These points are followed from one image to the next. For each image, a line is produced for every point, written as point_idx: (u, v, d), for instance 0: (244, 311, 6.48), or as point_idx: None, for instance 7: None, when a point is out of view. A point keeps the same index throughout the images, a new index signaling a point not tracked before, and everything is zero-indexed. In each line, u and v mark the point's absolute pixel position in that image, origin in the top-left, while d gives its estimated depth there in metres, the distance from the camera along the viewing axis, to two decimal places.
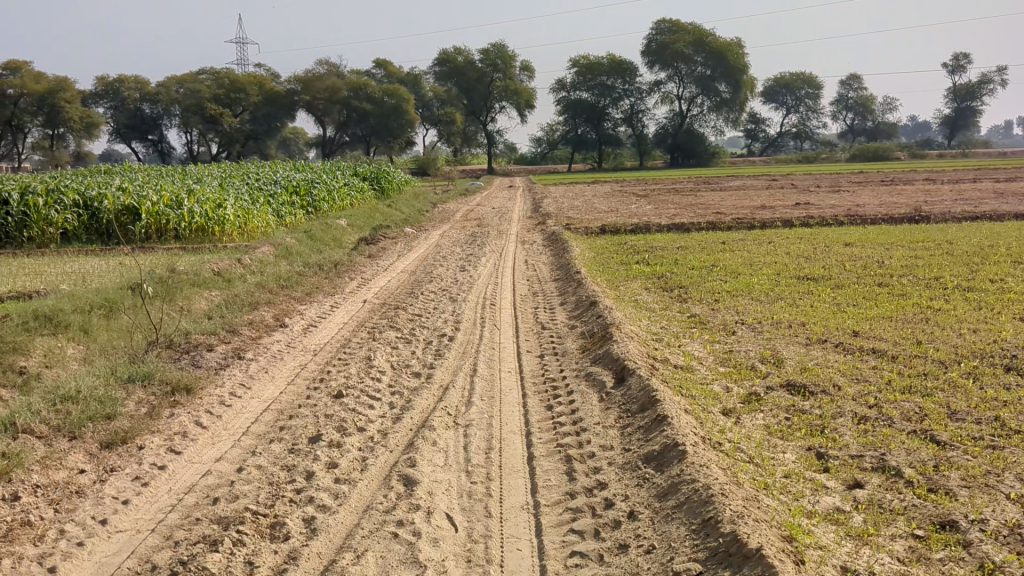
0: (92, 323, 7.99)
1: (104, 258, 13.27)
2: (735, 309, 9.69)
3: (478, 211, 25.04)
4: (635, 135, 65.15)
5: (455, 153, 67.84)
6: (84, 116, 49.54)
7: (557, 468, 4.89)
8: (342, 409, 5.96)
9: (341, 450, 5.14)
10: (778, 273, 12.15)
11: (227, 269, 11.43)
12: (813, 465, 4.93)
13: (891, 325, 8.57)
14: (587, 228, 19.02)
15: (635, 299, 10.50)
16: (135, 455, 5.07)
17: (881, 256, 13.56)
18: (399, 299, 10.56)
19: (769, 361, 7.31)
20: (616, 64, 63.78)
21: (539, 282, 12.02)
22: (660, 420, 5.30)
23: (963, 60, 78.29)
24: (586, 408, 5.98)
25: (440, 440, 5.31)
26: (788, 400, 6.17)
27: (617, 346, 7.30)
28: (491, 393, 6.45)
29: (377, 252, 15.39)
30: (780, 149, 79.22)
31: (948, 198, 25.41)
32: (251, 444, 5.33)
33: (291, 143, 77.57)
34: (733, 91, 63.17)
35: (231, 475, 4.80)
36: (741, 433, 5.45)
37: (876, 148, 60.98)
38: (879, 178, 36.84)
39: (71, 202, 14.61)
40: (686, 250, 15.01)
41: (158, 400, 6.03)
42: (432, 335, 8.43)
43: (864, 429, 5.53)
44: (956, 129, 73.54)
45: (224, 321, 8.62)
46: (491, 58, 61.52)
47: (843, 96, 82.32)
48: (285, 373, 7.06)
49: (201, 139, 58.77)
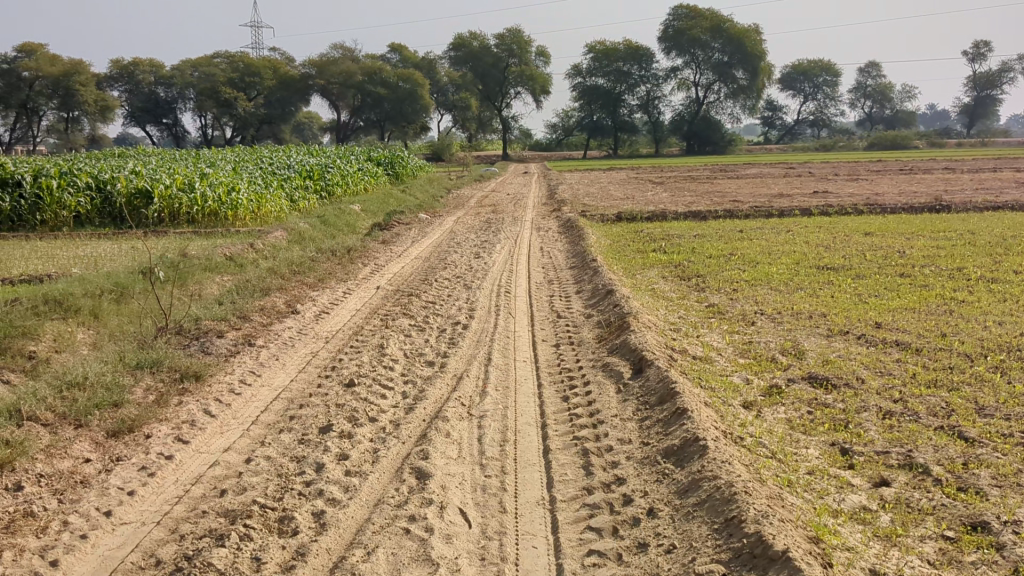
0: (102, 307, 7.91)
1: (116, 243, 13.20)
2: (754, 299, 9.53)
3: (493, 197, 24.91)
4: (651, 122, 64.75)
5: (470, 138, 67.70)
6: (99, 100, 49.59)
7: (573, 462, 4.75)
8: (354, 398, 5.84)
9: (352, 441, 5.02)
10: (798, 263, 11.96)
11: (239, 254, 11.33)
12: (838, 462, 4.78)
13: (914, 317, 8.39)
14: (603, 215, 18.83)
15: (652, 288, 10.35)
16: (142, 444, 4.96)
17: (902, 246, 13.34)
18: (413, 286, 10.44)
19: (790, 352, 7.15)
20: (632, 50, 63.40)
21: (555, 269, 11.88)
22: (680, 414, 5.15)
23: (984, 47, 77.36)
24: (603, 400, 5.84)
25: (454, 431, 5.19)
26: (809, 393, 6.02)
27: (634, 336, 7.15)
28: (506, 383, 6.32)
29: (391, 238, 15.28)
30: (797, 136, 78.68)
31: (969, 187, 25.05)
32: (260, 434, 5.22)
33: (306, 128, 77.59)
34: (750, 79, 62.57)
35: (240, 466, 4.69)
36: (762, 427, 5.30)
37: (894, 136, 60.40)
38: (897, 166, 36.39)
39: (84, 185, 14.53)
40: (703, 238, 14.83)
41: (167, 388, 5.93)
42: (445, 322, 8.30)
43: (889, 424, 5.37)
44: (976, 118, 72.65)
45: (235, 307, 8.52)
46: (507, 42, 60.87)
47: (861, 84, 81.56)
48: (296, 360, 6.96)
49: (216, 123, 58.72)
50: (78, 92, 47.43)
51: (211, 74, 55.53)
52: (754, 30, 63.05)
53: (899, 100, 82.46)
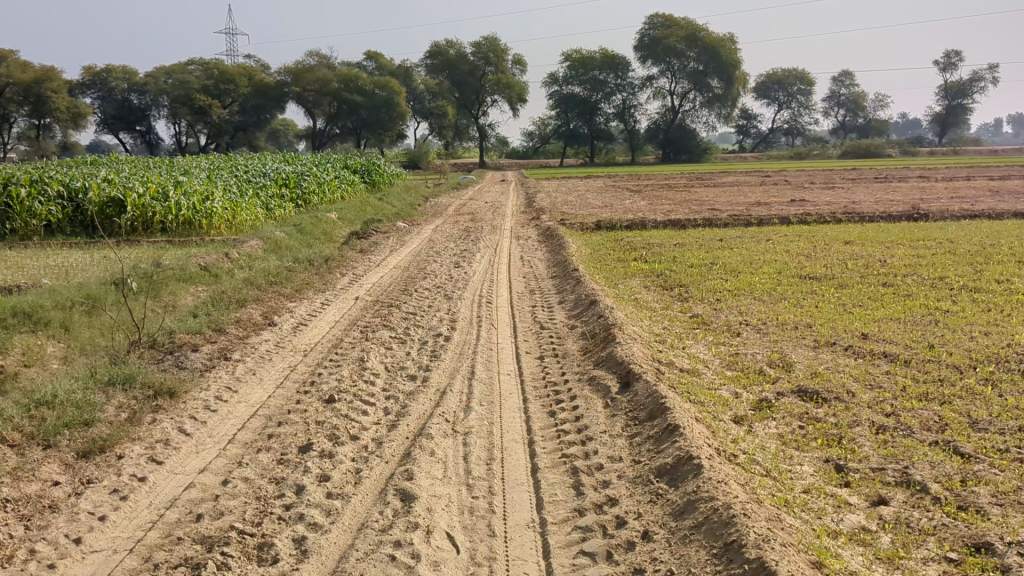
0: (72, 321, 7.68)
1: (88, 252, 12.93)
2: (738, 309, 9.42)
3: (471, 205, 24.78)
4: (627, 130, 64.87)
5: (446, 146, 67.41)
6: (71, 106, 48.99)
7: (563, 481, 4.60)
8: (334, 415, 5.66)
9: (333, 461, 4.84)
10: (779, 272, 11.87)
11: (214, 263, 11.11)
12: (833, 479, 4.66)
13: (900, 328, 8.31)
14: (582, 223, 18.72)
15: (635, 298, 10.22)
16: (114, 466, 4.77)
17: (882, 255, 13.31)
18: (393, 296, 10.26)
19: (778, 365, 7.03)
20: (609, 59, 63.41)
21: (536, 279, 11.73)
22: (672, 430, 5.01)
23: (955, 57, 78.16)
24: (591, 416, 5.69)
25: (439, 450, 5.03)
26: (800, 407, 5.90)
27: (621, 349, 7.01)
28: (491, 398, 6.16)
29: (369, 247, 15.11)
30: (772, 145, 79.10)
31: (944, 196, 25.19)
32: (237, 454, 5.03)
33: (280, 135, 77.13)
34: (725, 87, 62.84)
35: (216, 488, 4.50)
36: (755, 443, 5.17)
37: (867, 144, 60.84)
38: (871, 174, 36.51)
39: (55, 193, 14.25)
40: (683, 247, 14.74)
41: (139, 405, 5.73)
42: (427, 335, 8.13)
43: (883, 439, 5.26)
44: (947, 127, 73.41)
45: (210, 320, 8.31)
46: (483, 52, 60.57)
47: (835, 93, 82.16)
48: (274, 375, 6.77)
49: (189, 131, 58.19)
50: (49, 99, 46.81)
51: (185, 81, 55.05)
52: (728, 39, 63.38)
53: (872, 109, 83.16)
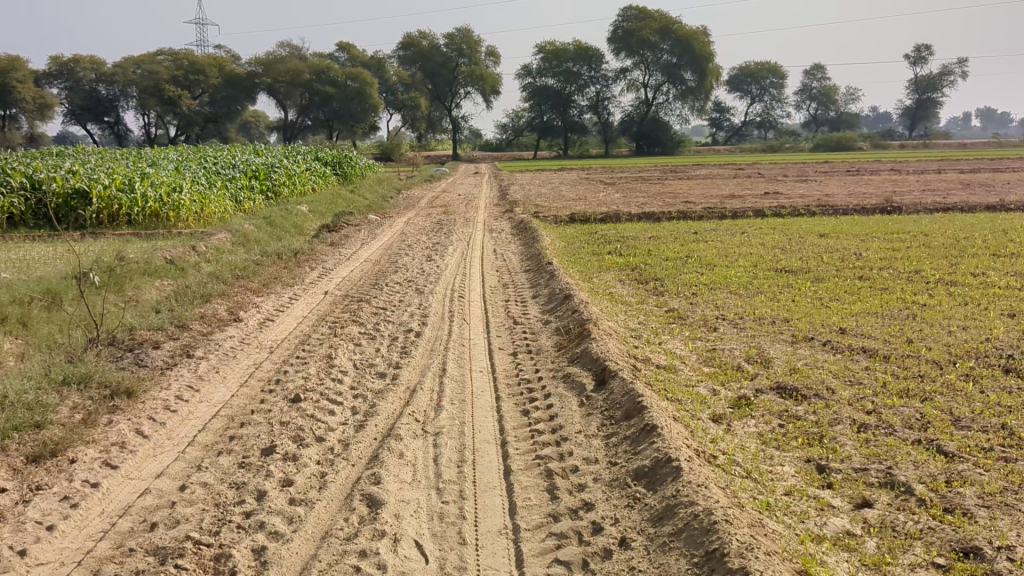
0: (31, 316, 7.41)
1: (51, 246, 12.59)
2: (714, 303, 9.29)
3: (444, 198, 24.53)
4: (601, 123, 64.75)
5: (419, 138, 66.94)
6: (37, 97, 48.14)
7: (537, 485, 4.42)
8: (299, 415, 5.45)
9: (297, 464, 4.64)
10: (755, 266, 11.76)
11: (181, 256, 10.82)
12: (815, 480, 4.52)
13: (878, 322, 8.21)
14: (556, 216, 18.55)
15: (609, 292, 10.06)
16: (65, 471, 4.54)
17: (858, 248, 13.24)
18: (363, 291, 10.02)
19: (755, 361, 6.89)
20: (582, 51, 63.22)
21: (509, 273, 11.54)
22: (649, 430, 4.85)
23: (925, 51, 78.67)
24: (566, 415, 5.52)
25: (407, 451, 4.84)
26: (779, 404, 5.76)
27: (596, 345, 6.84)
28: (462, 396, 5.97)
29: (340, 240, 14.87)
30: (744, 137, 79.32)
31: (916, 189, 25.27)
32: (197, 457, 4.82)
33: (252, 126, 76.37)
34: (698, 80, 62.92)
35: (173, 495, 4.28)
36: (734, 443, 5.02)
37: (839, 137, 61.14)
38: (844, 168, 36.55)
39: (18, 184, 13.85)
40: (658, 240, 14.65)
41: (95, 406, 5.49)
42: (397, 330, 7.93)
43: (865, 438, 5.12)
44: (916, 121, 73.89)
45: (173, 316, 8.06)
46: (456, 42, 60.92)
47: (807, 86, 82.50)
48: (238, 373, 6.54)
49: (159, 122, 57.30)
50: (15, 89, 45.97)
51: (154, 72, 54.31)
52: (702, 32, 63.44)
53: (843, 102, 83.56)
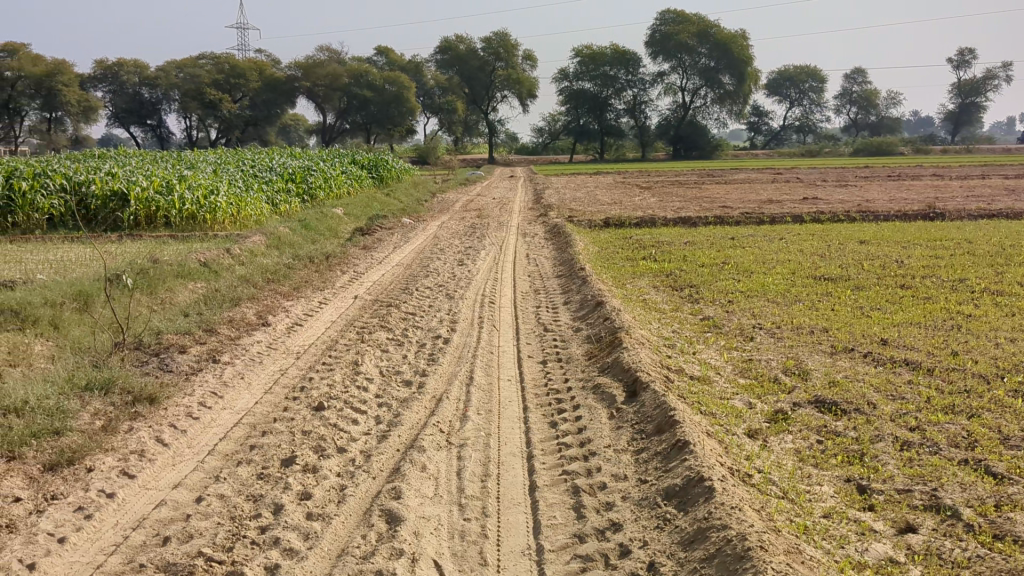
0: (62, 318, 7.38)
1: (88, 246, 12.67)
2: (751, 311, 9.06)
3: (479, 201, 24.46)
4: (638, 126, 64.41)
5: (455, 141, 67.02)
6: (82, 100, 48.76)
7: (563, 502, 4.26)
8: (322, 425, 5.32)
9: (317, 477, 4.50)
10: (793, 273, 11.49)
11: (215, 258, 10.79)
12: (855, 502, 4.31)
13: (921, 333, 7.93)
14: (591, 220, 18.38)
15: (643, 299, 9.86)
16: (82, 480, 4.45)
17: (900, 255, 12.91)
18: (394, 295, 9.93)
19: (794, 373, 6.66)
20: (619, 55, 62.91)
21: (541, 278, 11.38)
22: (681, 447, 4.66)
23: (968, 55, 77.36)
24: (595, 428, 5.35)
25: (430, 464, 4.69)
26: (818, 420, 5.54)
27: (628, 355, 6.65)
28: (489, 406, 5.81)
29: (373, 243, 14.81)
30: (783, 142, 78.48)
31: (960, 194, 24.74)
32: (216, 467, 4.71)
33: (290, 129, 76.99)
34: (737, 83, 62.31)
35: (188, 507, 4.17)
36: (770, 461, 4.82)
37: (879, 141, 60.21)
38: (883, 172, 35.85)
39: (58, 186, 13.95)
40: (694, 245, 14.43)
41: (116, 412, 5.40)
42: (425, 337, 7.79)
43: (908, 457, 4.88)
44: (960, 125, 72.68)
45: (202, 320, 7.99)
46: (494, 46, 60.67)
47: (847, 90, 81.43)
48: (263, 379, 6.44)
49: (200, 126, 57.80)
50: (61, 92, 46.55)
51: (196, 75, 54.89)
52: (740, 35, 62.79)
53: (885, 107, 82.39)
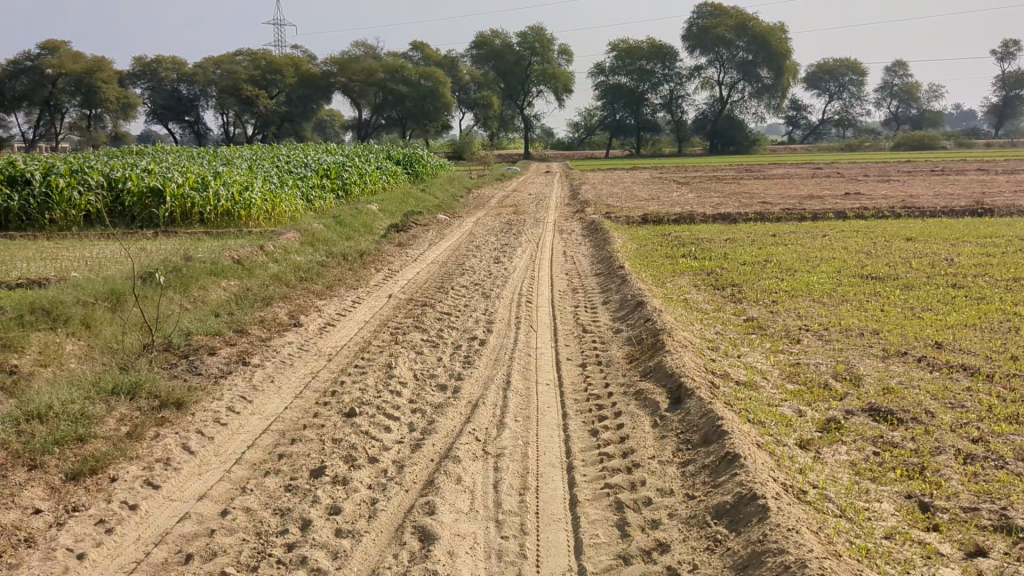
0: (94, 317, 7.28)
1: (124, 242, 12.61)
2: (796, 312, 8.76)
3: (515, 197, 24.28)
4: (675, 121, 63.82)
5: (491, 136, 66.86)
6: (121, 97, 49.21)
7: (606, 519, 4.03)
8: (353, 432, 5.13)
9: (346, 489, 4.31)
10: (838, 271, 11.14)
11: (248, 255, 10.66)
12: (919, 521, 4.03)
13: (977, 336, 7.56)
14: (628, 216, 18.08)
15: (684, 298, 9.58)
16: (105, 490, 4.29)
17: (948, 253, 12.50)
18: (429, 295, 9.72)
19: (845, 378, 6.36)
20: (656, 48, 62.34)
21: (579, 276, 11.13)
22: (730, 460, 4.40)
23: (1013, 47, 75.78)
24: (638, 437, 5.10)
25: (466, 476, 4.48)
26: (873, 429, 5.24)
27: (671, 359, 6.38)
28: (527, 413, 5.59)
29: (408, 240, 14.66)
30: (822, 136, 77.42)
31: (1006, 189, 24.11)
32: (242, 478, 4.53)
33: (326, 125, 77.40)
34: (775, 78, 61.42)
35: (213, 521, 4.00)
36: (825, 475, 4.55)
37: (921, 136, 59.24)
38: (926, 168, 35.05)
39: (95, 182, 13.96)
40: (735, 242, 14.13)
41: (142, 418, 5.24)
42: (461, 338, 7.58)
43: (974, 472, 4.57)
44: (1003, 118, 71.25)
45: (233, 321, 7.85)
46: (529, 41, 60.35)
47: (888, 83, 80.13)
48: (294, 383, 6.26)
49: (237, 122, 58.11)
50: (100, 89, 46.98)
51: (232, 71, 55.11)
52: (778, 28, 61.86)
53: (926, 100, 81.13)
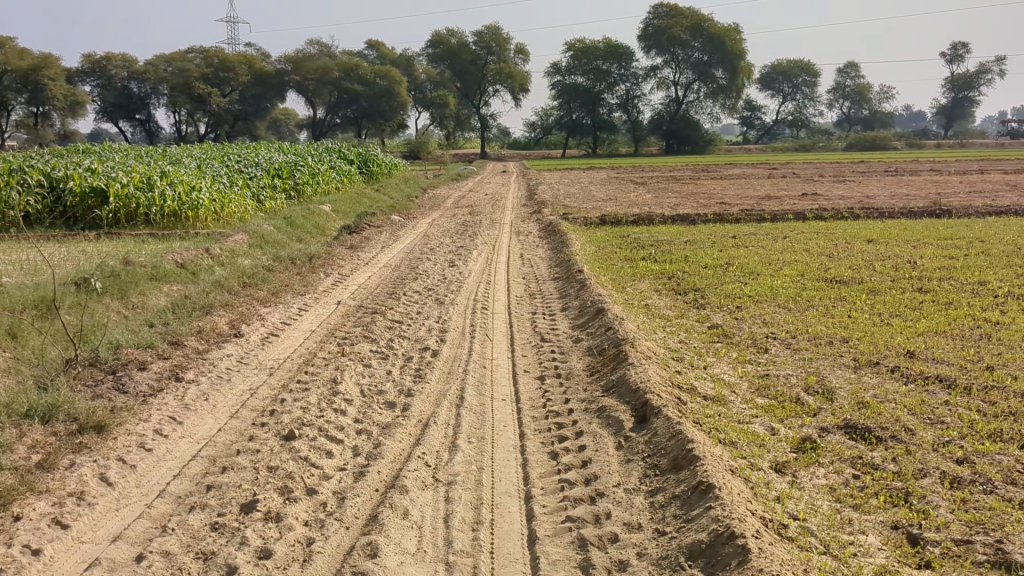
0: (20, 326, 6.74)
1: (63, 244, 11.95)
2: (761, 318, 8.45)
3: (469, 196, 23.89)
4: (631, 121, 63.80)
5: (447, 136, 66.30)
6: (69, 94, 47.88)
7: (568, 560, 3.63)
8: (291, 458, 4.69)
9: (280, 527, 3.87)
10: (801, 275, 10.88)
11: (193, 259, 10.12)
12: (910, 557, 3.68)
13: (950, 344, 7.29)
14: (586, 217, 17.74)
15: (645, 304, 9.23)
16: (7, 532, 3.80)
17: (911, 256, 12.29)
18: (379, 301, 9.26)
19: (817, 392, 6.03)
20: (612, 49, 62.22)
21: (537, 281, 10.75)
22: (703, 491, 4.04)
23: (961, 48, 76.85)
24: (601, 462, 4.71)
25: (414, 509, 4.06)
26: (852, 449, 4.90)
27: (635, 372, 6.01)
28: (481, 432, 5.18)
29: (361, 242, 14.17)
30: (776, 136, 77.96)
31: (960, 190, 24.17)
32: (165, 515, 4.06)
33: (280, 124, 76.30)
34: (729, 78, 61.54)
35: (127, 570, 3.53)
36: (804, 503, 4.20)
37: (873, 137, 59.85)
38: (880, 168, 35.23)
39: (33, 181, 13.31)
40: (695, 244, 13.84)
41: (58, 445, 4.74)
42: (412, 349, 7.14)
43: (963, 498, 4.24)
44: (952, 119, 72.17)
45: (170, 331, 7.34)
46: (485, 41, 60.05)
47: (840, 84, 80.89)
48: (230, 401, 5.78)
49: (189, 120, 56.93)
50: (47, 87, 45.76)
51: (184, 68, 53.91)
52: (734, 29, 62.01)
53: (877, 100, 82.05)
